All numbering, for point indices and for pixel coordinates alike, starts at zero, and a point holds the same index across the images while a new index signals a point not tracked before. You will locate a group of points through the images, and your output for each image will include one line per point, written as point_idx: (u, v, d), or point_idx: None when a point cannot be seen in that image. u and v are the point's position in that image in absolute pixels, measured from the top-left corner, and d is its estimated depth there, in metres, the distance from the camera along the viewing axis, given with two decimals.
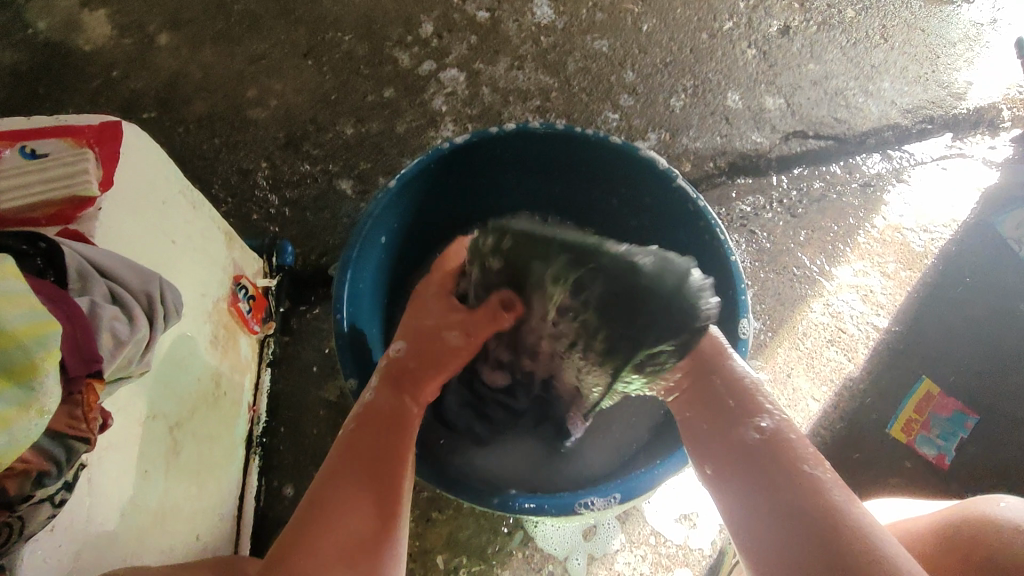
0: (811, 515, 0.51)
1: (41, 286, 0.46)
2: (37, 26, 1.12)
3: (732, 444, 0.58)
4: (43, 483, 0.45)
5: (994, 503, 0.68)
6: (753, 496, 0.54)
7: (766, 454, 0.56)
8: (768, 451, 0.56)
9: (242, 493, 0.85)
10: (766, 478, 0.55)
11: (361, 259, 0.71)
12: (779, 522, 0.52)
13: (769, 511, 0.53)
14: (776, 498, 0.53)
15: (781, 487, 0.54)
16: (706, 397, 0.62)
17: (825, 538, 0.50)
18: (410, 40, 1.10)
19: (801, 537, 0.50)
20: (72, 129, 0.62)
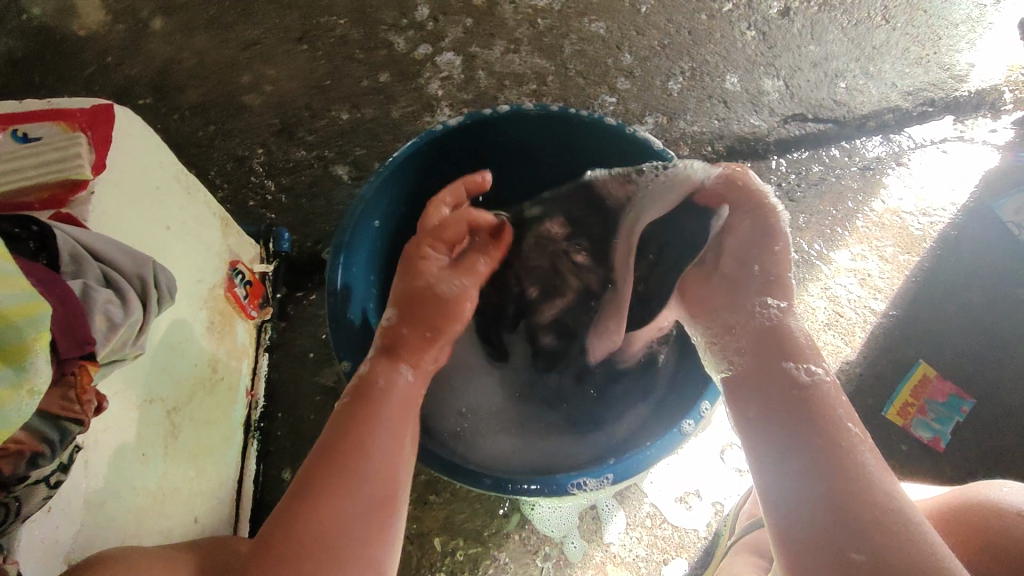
0: (869, 494, 0.51)
1: (33, 268, 0.46)
2: (31, 12, 1.11)
3: (766, 396, 0.59)
4: (37, 464, 0.45)
5: (996, 489, 0.68)
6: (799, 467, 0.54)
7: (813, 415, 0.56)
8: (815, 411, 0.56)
9: (240, 477, 0.86)
10: (802, 428, 0.55)
11: (354, 243, 0.70)
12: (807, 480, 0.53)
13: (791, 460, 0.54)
14: (830, 472, 0.53)
15: (835, 462, 0.53)
16: (763, 353, 0.61)
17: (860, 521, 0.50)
18: (405, 23, 1.09)
19: (827, 509, 0.51)
20: (62, 113, 0.62)
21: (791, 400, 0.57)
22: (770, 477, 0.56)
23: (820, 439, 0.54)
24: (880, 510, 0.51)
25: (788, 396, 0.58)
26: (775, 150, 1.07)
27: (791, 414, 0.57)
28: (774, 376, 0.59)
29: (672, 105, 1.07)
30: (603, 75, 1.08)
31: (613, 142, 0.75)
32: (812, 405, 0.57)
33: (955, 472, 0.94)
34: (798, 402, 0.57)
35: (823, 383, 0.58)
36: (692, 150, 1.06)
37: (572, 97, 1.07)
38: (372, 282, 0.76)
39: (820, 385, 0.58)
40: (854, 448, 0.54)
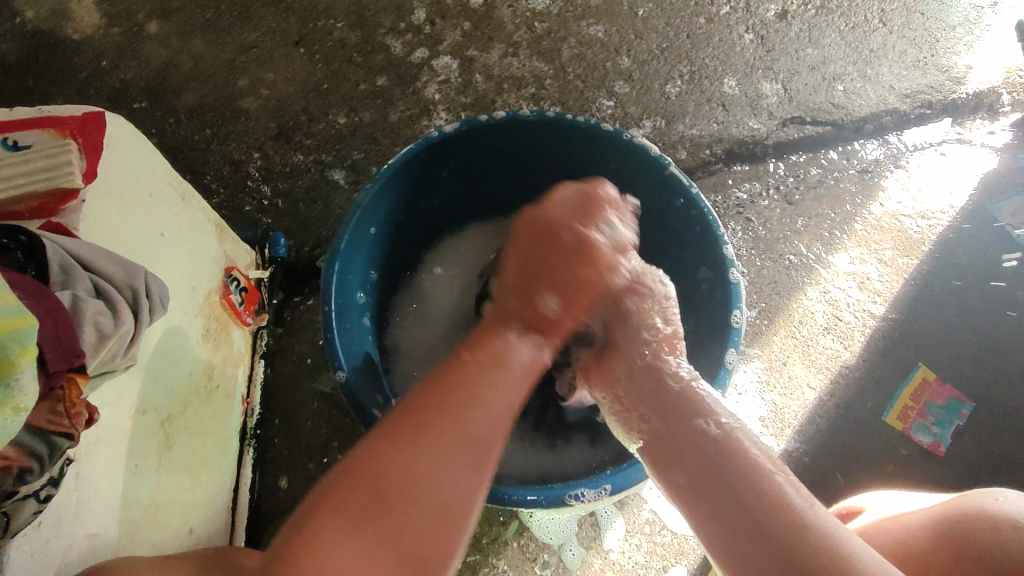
0: (775, 515, 0.52)
1: (20, 280, 0.45)
2: (25, 16, 1.10)
3: (673, 455, 0.60)
4: (26, 479, 0.44)
5: (993, 499, 0.68)
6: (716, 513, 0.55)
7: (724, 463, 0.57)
8: (723, 458, 0.58)
9: (236, 486, 0.85)
10: (719, 479, 0.56)
11: (351, 250, 0.69)
12: (732, 520, 0.54)
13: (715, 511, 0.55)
14: (740, 512, 0.54)
15: (740, 499, 0.54)
16: (667, 412, 0.63)
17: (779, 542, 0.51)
18: (402, 27, 1.09)
19: (751, 536, 0.52)
20: (54, 120, 0.61)
21: (696, 451, 0.59)
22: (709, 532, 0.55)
23: (725, 481, 0.56)
24: (787, 531, 0.51)
25: (693, 449, 0.59)
26: (773, 154, 1.07)
27: (703, 465, 0.58)
28: (679, 434, 0.61)
29: (670, 108, 1.07)
30: (601, 78, 1.07)
31: (612, 148, 0.74)
32: (718, 449, 0.58)
33: (956, 477, 0.93)
34: (703, 451, 0.59)
35: (732, 431, 0.59)
36: (690, 154, 1.05)
37: (570, 101, 1.06)
38: (368, 288, 0.75)
39: (726, 434, 0.59)
40: (758, 476, 0.55)
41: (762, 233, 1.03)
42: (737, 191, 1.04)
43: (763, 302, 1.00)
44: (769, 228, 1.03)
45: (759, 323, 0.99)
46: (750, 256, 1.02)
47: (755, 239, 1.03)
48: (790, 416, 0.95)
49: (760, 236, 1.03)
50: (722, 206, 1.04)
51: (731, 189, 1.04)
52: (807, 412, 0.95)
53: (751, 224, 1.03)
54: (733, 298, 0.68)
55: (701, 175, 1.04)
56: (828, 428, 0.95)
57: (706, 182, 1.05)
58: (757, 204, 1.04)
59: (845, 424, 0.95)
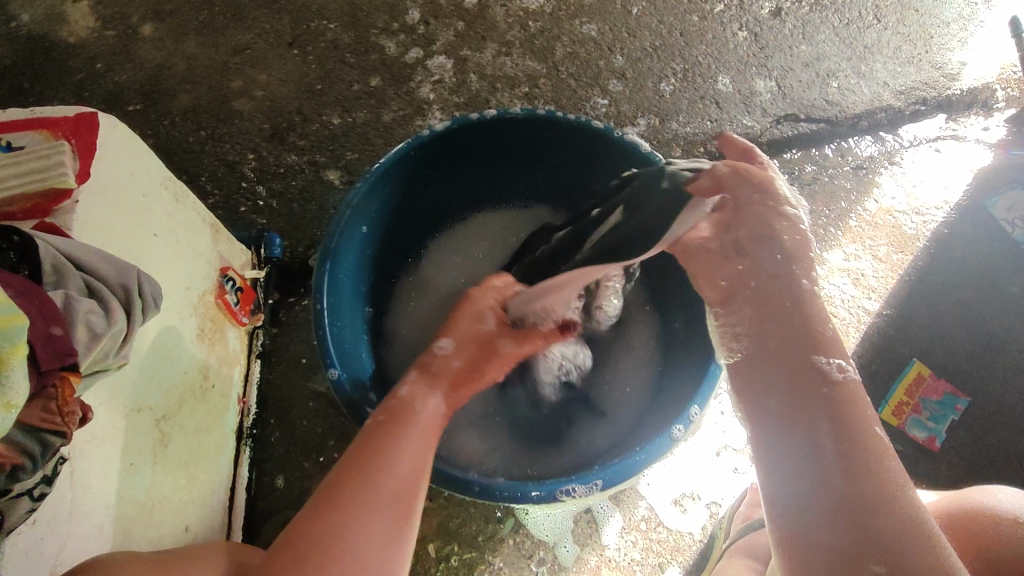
0: (867, 470, 0.46)
1: (11, 280, 0.45)
2: (20, 20, 1.11)
3: (771, 371, 0.54)
4: (17, 477, 0.45)
5: (993, 495, 0.69)
6: (800, 455, 0.49)
7: (837, 414, 0.49)
8: (837, 407, 0.50)
9: (232, 485, 0.86)
10: (822, 428, 0.49)
11: (343, 249, 0.70)
12: (825, 483, 0.47)
13: (804, 459, 0.48)
14: (837, 473, 0.47)
15: (833, 450, 0.48)
16: (783, 334, 0.55)
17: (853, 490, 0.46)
18: (396, 27, 1.09)
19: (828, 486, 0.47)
20: (47, 121, 0.61)
21: (797, 388, 0.52)
22: (785, 481, 0.49)
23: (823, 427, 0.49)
24: (897, 522, 0.44)
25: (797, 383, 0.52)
26: (767, 151, 1.07)
27: (802, 406, 0.51)
28: (789, 356, 0.54)
29: (664, 106, 1.07)
30: (594, 77, 1.08)
31: (604, 146, 0.74)
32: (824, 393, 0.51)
33: (951, 471, 0.94)
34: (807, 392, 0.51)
35: (855, 385, 0.51)
36: (684, 151, 1.05)
37: (564, 99, 1.06)
38: (361, 288, 0.75)
39: (846, 385, 0.51)
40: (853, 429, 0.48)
41: None
42: None
43: None
44: None
45: None
46: None
47: None
48: None
49: None
50: None
51: None
52: None
53: None
54: None
55: None
56: None
57: None
58: None
59: None
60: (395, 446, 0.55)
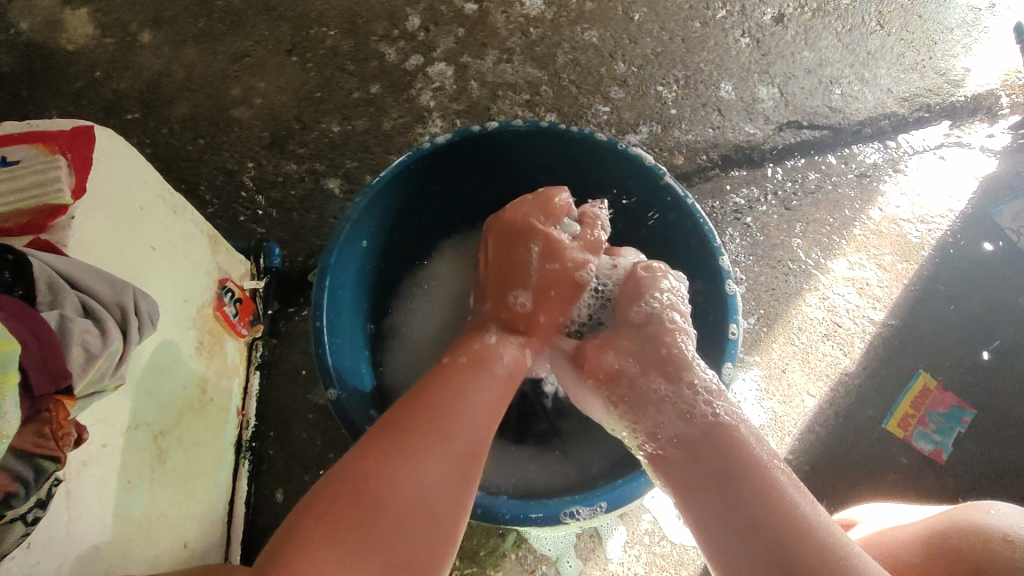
0: (757, 491, 0.55)
1: (4, 302, 0.44)
2: (18, 27, 1.10)
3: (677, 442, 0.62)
4: (9, 504, 0.44)
5: (984, 510, 0.69)
6: (724, 510, 0.56)
7: (723, 458, 0.58)
8: (724, 450, 0.59)
9: (231, 499, 0.85)
10: (716, 473, 0.58)
11: (342, 265, 0.69)
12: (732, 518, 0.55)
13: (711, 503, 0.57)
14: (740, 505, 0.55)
15: (746, 501, 0.55)
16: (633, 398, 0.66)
17: (770, 531, 0.53)
18: (396, 34, 1.08)
19: (750, 532, 0.54)
20: (42, 134, 0.61)
21: (707, 452, 0.60)
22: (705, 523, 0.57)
23: (736, 483, 0.56)
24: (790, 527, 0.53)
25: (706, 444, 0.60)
26: (771, 159, 1.06)
27: (716, 469, 0.58)
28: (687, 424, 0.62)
29: (666, 113, 1.06)
30: (596, 84, 1.07)
31: (606, 157, 0.73)
32: (725, 449, 0.59)
33: (957, 484, 0.93)
34: (716, 456, 0.59)
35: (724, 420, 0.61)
36: (687, 159, 1.04)
37: (565, 107, 1.06)
38: (361, 301, 0.75)
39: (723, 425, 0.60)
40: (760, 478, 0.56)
41: (760, 239, 1.02)
42: (734, 197, 1.04)
43: (762, 308, 0.99)
44: (767, 234, 1.03)
45: (758, 330, 0.98)
46: (748, 263, 1.01)
47: (752, 245, 1.02)
48: (789, 423, 0.94)
49: (758, 242, 1.02)
50: (719, 212, 1.03)
51: (728, 195, 1.04)
52: (807, 420, 0.95)
53: (749, 230, 1.02)
54: (728, 310, 0.67)
55: (698, 180, 1.04)
56: (827, 436, 0.94)
57: (703, 187, 1.04)
58: (755, 209, 1.03)
59: (844, 431, 0.94)
60: (450, 429, 0.58)
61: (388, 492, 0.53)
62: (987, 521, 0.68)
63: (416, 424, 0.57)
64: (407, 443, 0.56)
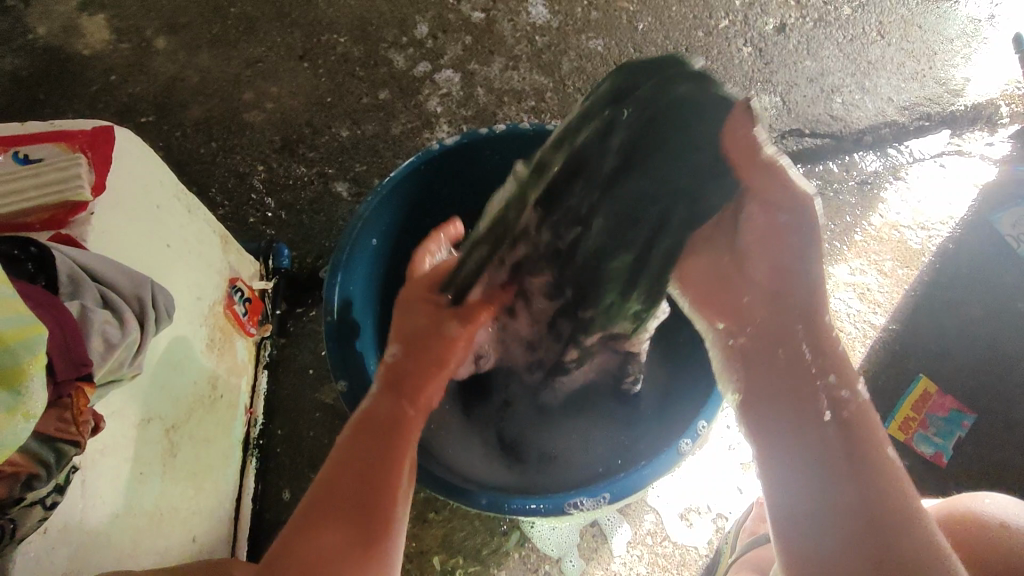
0: (878, 498, 0.49)
1: (30, 291, 0.46)
2: (36, 32, 1.12)
3: (796, 411, 0.55)
4: (32, 486, 0.45)
5: (978, 500, 0.70)
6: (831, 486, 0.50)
7: (849, 441, 0.52)
8: (850, 432, 0.53)
9: (239, 495, 0.86)
10: (834, 461, 0.51)
11: (353, 261, 0.71)
12: (843, 509, 0.49)
13: (811, 472, 0.52)
14: (845, 479, 0.50)
15: (863, 488, 0.50)
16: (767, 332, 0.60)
17: (890, 531, 0.48)
18: (405, 41, 1.11)
19: (847, 511, 0.49)
20: (65, 134, 0.63)
21: (827, 422, 0.54)
22: (799, 507, 0.52)
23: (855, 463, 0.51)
24: (895, 523, 0.48)
25: (807, 392, 0.56)
26: None
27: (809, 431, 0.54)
28: (800, 384, 0.57)
29: None
30: None
31: None
32: (851, 428, 0.53)
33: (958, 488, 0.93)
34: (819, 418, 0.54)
35: (859, 408, 0.54)
36: None
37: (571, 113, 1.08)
38: (371, 299, 0.76)
39: (846, 413, 0.54)
40: (886, 475, 0.51)
41: None
42: None
43: None
44: None
45: None
46: None
47: None
48: None
49: None
50: None
51: None
52: None
53: None
54: None
55: None
56: None
57: None
58: None
59: None
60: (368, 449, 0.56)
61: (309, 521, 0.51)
62: (978, 508, 0.69)
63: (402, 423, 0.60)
64: (342, 469, 0.54)
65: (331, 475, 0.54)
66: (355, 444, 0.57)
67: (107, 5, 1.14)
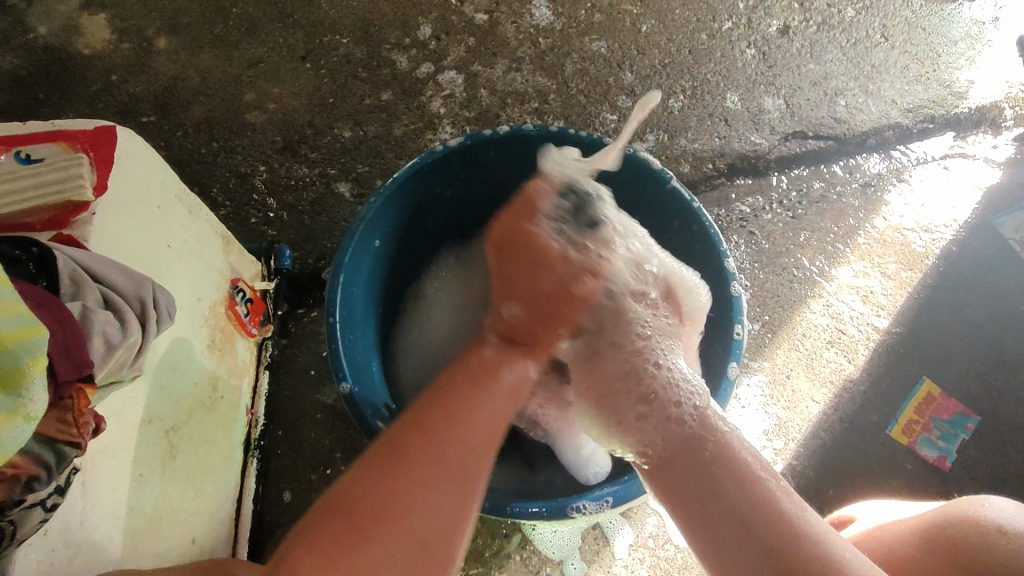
0: (769, 524, 0.54)
1: (31, 291, 0.46)
2: (37, 32, 1.12)
3: (683, 466, 0.59)
4: (32, 488, 0.45)
5: (981, 505, 0.69)
6: (727, 528, 0.55)
7: (726, 477, 0.57)
8: (721, 472, 0.57)
9: (240, 496, 0.86)
10: (723, 502, 0.56)
11: (355, 262, 0.70)
12: (746, 541, 0.54)
13: (707, 518, 0.56)
14: (737, 514, 0.55)
15: (750, 518, 0.54)
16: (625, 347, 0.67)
17: (785, 555, 0.52)
18: (408, 42, 1.10)
19: (750, 542, 0.54)
20: (66, 134, 0.62)
21: (700, 466, 0.58)
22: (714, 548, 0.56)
23: (730, 501, 0.56)
24: (787, 535, 0.53)
25: (692, 451, 0.59)
26: (776, 168, 1.07)
27: (701, 469, 0.58)
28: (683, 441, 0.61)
29: (673, 122, 1.08)
30: (604, 92, 1.09)
31: (616, 163, 0.75)
32: (721, 465, 0.58)
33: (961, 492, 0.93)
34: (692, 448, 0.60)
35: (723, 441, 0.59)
36: (693, 167, 1.06)
37: (574, 115, 1.07)
38: (373, 301, 0.76)
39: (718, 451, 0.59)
40: (770, 493, 0.55)
41: (765, 246, 1.03)
42: (740, 205, 1.05)
43: (766, 315, 1.00)
44: (772, 241, 1.04)
45: (763, 335, 0.99)
46: (753, 270, 1.02)
47: (758, 252, 1.03)
48: (794, 429, 0.95)
49: (763, 250, 1.03)
50: (725, 219, 1.04)
51: (734, 203, 1.05)
52: (812, 425, 0.95)
53: (754, 238, 1.04)
54: (734, 312, 0.69)
55: (705, 188, 1.05)
56: (831, 441, 0.95)
57: (708, 195, 1.05)
58: (760, 217, 1.04)
59: (848, 438, 0.95)
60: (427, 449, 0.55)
61: (366, 521, 0.50)
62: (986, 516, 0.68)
63: (458, 419, 0.58)
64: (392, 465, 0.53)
65: (391, 469, 0.53)
66: (407, 439, 0.55)
67: (109, 5, 1.14)
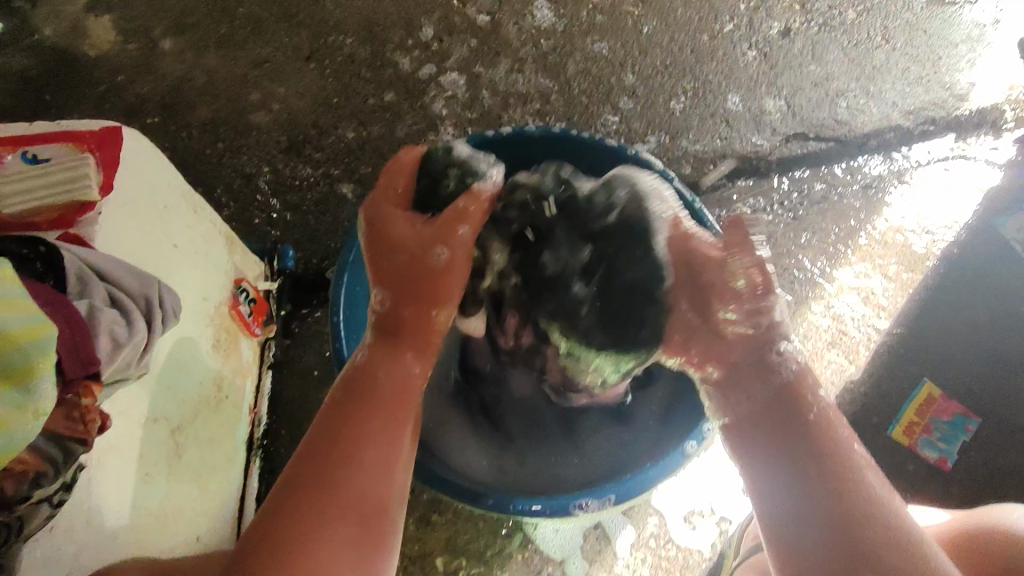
0: (846, 498, 0.50)
1: (40, 290, 0.47)
2: (43, 33, 1.13)
3: (767, 418, 0.55)
4: (40, 484, 0.46)
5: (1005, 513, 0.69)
6: (805, 495, 0.51)
7: (811, 442, 0.53)
8: (807, 431, 0.53)
9: (243, 495, 0.86)
10: (803, 465, 0.52)
11: (359, 262, 0.71)
12: (819, 511, 0.50)
13: (782, 477, 0.52)
14: (816, 480, 0.51)
15: (830, 490, 0.51)
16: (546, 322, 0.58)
17: (858, 532, 0.49)
18: (411, 43, 1.11)
19: (823, 513, 0.50)
20: (74, 134, 0.63)
21: (781, 423, 0.54)
22: (777, 512, 0.52)
23: (814, 468, 0.52)
24: (864, 517, 0.49)
25: (781, 403, 0.55)
26: (777, 169, 1.07)
27: (785, 427, 0.54)
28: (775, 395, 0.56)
29: (674, 123, 1.08)
30: (606, 93, 1.09)
31: (618, 163, 0.76)
32: (808, 426, 0.53)
33: (962, 493, 0.93)
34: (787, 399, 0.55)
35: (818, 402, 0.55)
36: (694, 168, 1.06)
37: (575, 116, 1.08)
38: None
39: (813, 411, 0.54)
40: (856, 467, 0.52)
41: (766, 247, 1.04)
42: (741, 205, 1.05)
43: None
44: (773, 242, 1.04)
45: None
46: None
47: None
48: None
49: (764, 251, 1.04)
50: (726, 220, 1.04)
51: (735, 204, 1.05)
52: None
53: None
54: None
55: (706, 189, 1.06)
56: None
57: (709, 197, 1.06)
58: (761, 218, 1.05)
59: None
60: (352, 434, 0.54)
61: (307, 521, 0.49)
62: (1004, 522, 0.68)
63: (370, 392, 0.56)
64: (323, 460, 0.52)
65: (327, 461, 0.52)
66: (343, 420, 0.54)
67: (115, 6, 1.15)
